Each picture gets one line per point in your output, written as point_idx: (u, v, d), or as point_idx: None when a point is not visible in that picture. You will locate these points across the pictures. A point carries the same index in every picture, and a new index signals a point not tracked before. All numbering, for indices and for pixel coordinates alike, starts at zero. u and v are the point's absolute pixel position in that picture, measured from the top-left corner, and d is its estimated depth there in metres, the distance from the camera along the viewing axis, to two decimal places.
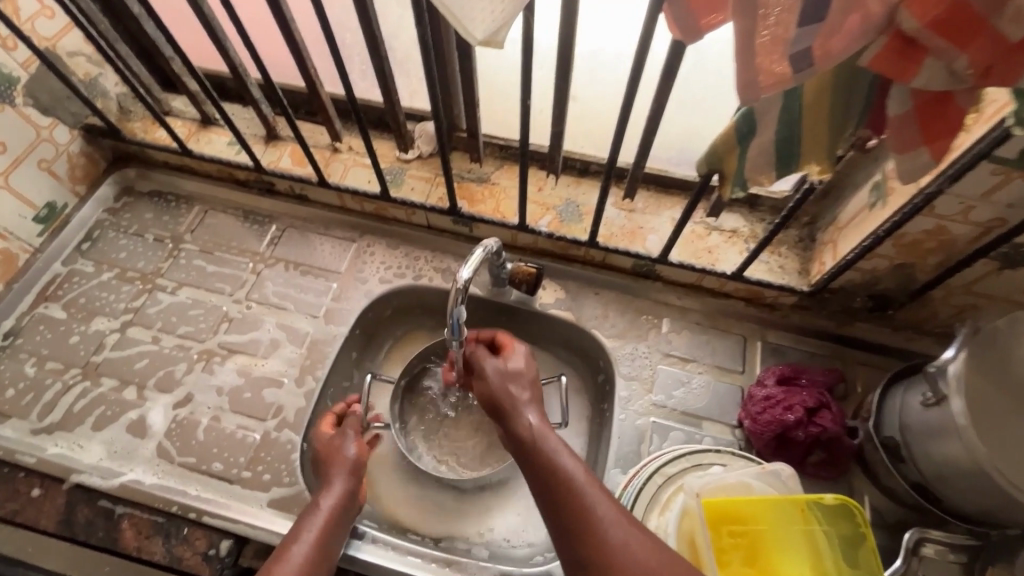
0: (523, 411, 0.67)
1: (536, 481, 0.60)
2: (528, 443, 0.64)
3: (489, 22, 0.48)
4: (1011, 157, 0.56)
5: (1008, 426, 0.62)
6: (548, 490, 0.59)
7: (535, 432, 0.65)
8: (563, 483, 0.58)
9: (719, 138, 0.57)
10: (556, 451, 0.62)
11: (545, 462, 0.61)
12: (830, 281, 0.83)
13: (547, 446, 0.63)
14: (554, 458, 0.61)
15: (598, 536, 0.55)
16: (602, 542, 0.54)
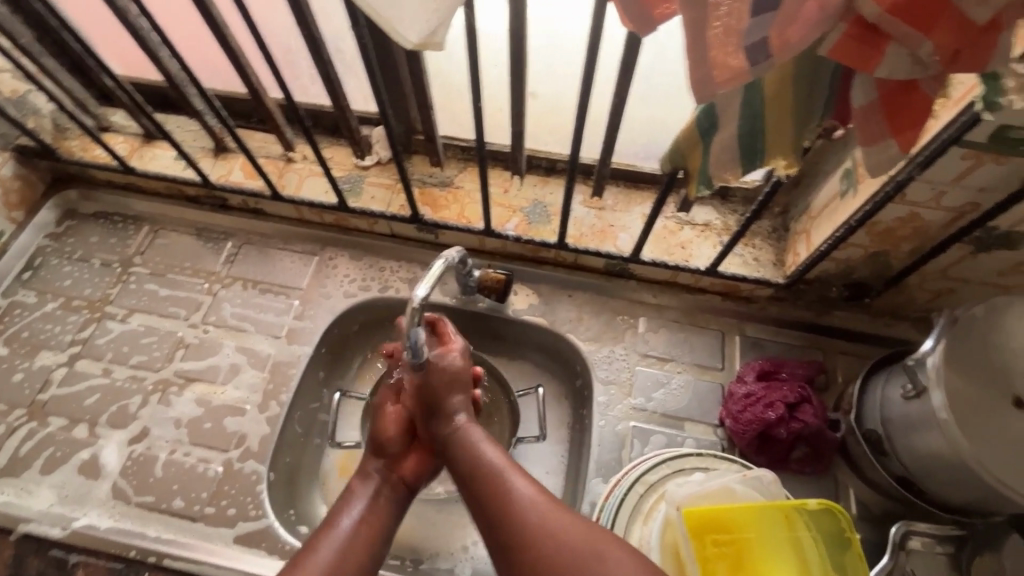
0: (451, 409, 0.67)
1: (461, 478, 0.62)
2: (455, 443, 0.65)
3: (422, 22, 0.44)
4: (981, 141, 0.54)
5: (989, 417, 0.61)
6: (471, 485, 0.61)
7: (459, 429, 0.66)
8: (484, 475, 0.60)
9: (682, 134, 0.54)
10: (478, 446, 0.63)
11: (469, 457, 0.63)
12: (805, 272, 0.81)
13: (470, 442, 0.64)
14: (476, 453, 0.63)
15: (518, 519, 0.55)
16: (523, 525, 0.55)
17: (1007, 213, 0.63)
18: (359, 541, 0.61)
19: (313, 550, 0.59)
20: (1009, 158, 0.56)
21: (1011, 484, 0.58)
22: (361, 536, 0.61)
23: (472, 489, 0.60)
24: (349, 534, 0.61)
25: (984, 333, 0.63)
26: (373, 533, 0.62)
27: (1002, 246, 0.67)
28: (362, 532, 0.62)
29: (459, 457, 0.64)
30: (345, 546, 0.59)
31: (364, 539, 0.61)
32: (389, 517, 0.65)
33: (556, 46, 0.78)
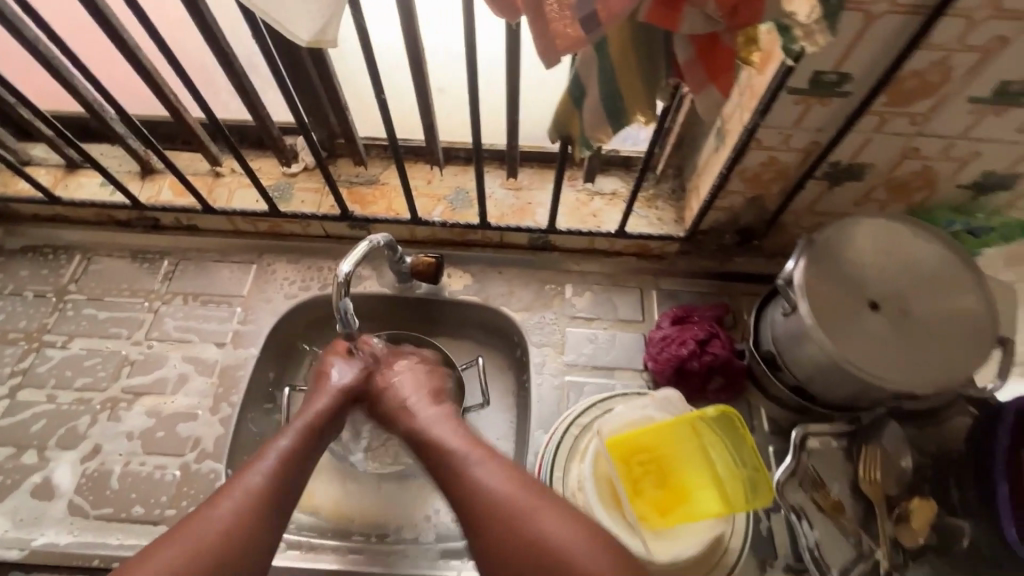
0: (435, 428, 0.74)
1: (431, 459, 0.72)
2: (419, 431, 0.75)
3: (313, 22, 0.50)
4: (803, 86, 0.65)
5: (849, 319, 0.71)
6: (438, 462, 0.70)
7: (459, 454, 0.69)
8: (448, 458, 0.69)
9: (560, 105, 0.62)
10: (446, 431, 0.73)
11: (432, 444, 0.72)
12: (700, 223, 0.91)
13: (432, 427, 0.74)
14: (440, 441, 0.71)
15: (475, 491, 0.65)
16: (478, 493, 0.64)
17: (844, 147, 0.74)
18: (286, 462, 0.68)
19: (247, 472, 0.65)
20: (830, 99, 0.67)
21: (873, 372, 0.68)
22: (289, 464, 0.68)
23: (441, 471, 0.70)
24: (282, 457, 0.68)
25: (836, 250, 0.74)
26: (302, 463, 0.70)
27: (848, 177, 0.79)
28: (293, 456, 0.69)
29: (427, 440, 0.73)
30: (277, 469, 0.67)
31: (291, 471, 0.68)
32: (309, 451, 0.72)
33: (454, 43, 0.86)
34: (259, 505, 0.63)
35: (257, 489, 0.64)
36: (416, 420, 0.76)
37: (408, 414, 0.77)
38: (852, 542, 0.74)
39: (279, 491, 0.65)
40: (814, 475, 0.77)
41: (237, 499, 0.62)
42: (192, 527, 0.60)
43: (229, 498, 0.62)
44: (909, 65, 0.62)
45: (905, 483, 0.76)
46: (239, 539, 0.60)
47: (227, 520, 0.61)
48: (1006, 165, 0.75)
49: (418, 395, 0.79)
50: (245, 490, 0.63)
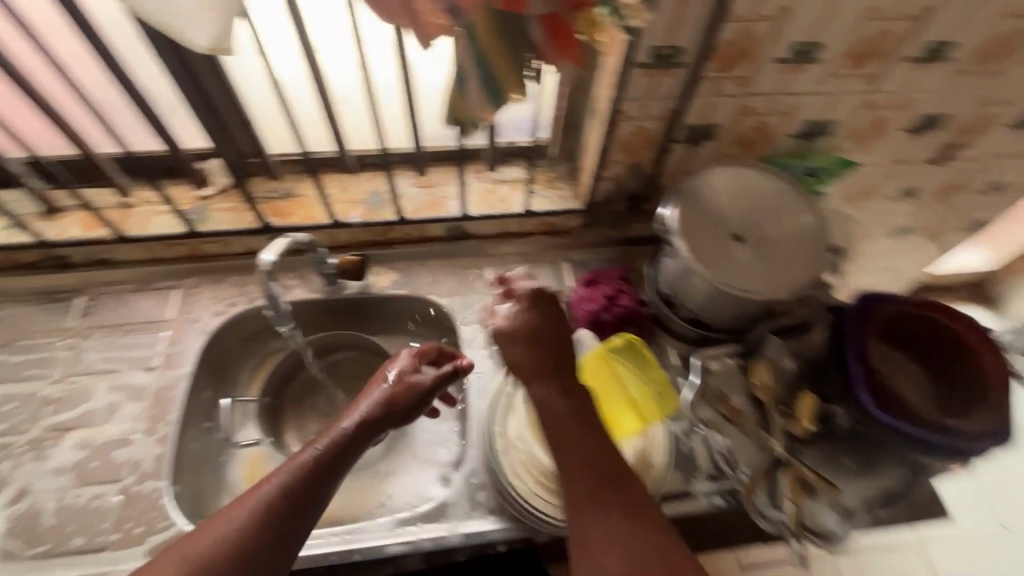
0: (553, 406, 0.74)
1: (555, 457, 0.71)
2: (547, 422, 0.74)
3: (213, 31, 0.57)
4: (646, 59, 0.79)
5: (720, 249, 0.85)
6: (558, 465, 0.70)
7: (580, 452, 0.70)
8: (570, 473, 0.69)
9: (449, 94, 0.72)
10: (580, 436, 0.72)
11: (557, 437, 0.72)
12: (593, 194, 1.03)
13: (560, 427, 0.73)
14: (559, 433, 0.72)
15: (589, 521, 0.65)
16: (588, 526, 0.65)
17: (693, 111, 0.89)
18: (311, 471, 0.65)
19: (269, 479, 0.63)
20: (671, 71, 0.82)
21: (744, 287, 0.81)
22: (317, 472, 0.65)
23: (561, 472, 0.70)
24: (306, 468, 0.65)
25: (700, 194, 0.88)
26: (327, 475, 0.66)
27: (704, 137, 0.94)
28: (318, 468, 0.65)
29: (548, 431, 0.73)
30: (302, 478, 0.64)
31: (314, 478, 0.65)
32: (341, 462, 0.67)
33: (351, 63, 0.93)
34: (278, 514, 0.61)
35: (278, 497, 0.62)
36: (546, 401, 0.74)
37: (547, 397, 0.75)
38: (756, 442, 0.84)
39: (301, 501, 0.63)
40: (719, 392, 0.88)
41: (257, 505, 0.61)
42: (207, 533, 0.59)
43: (246, 503, 0.61)
44: (723, 35, 0.77)
45: (788, 381, 0.89)
46: (256, 549, 0.58)
47: (243, 523, 0.59)
48: (819, 113, 0.93)
49: (519, 344, 0.79)
50: (265, 496, 0.62)
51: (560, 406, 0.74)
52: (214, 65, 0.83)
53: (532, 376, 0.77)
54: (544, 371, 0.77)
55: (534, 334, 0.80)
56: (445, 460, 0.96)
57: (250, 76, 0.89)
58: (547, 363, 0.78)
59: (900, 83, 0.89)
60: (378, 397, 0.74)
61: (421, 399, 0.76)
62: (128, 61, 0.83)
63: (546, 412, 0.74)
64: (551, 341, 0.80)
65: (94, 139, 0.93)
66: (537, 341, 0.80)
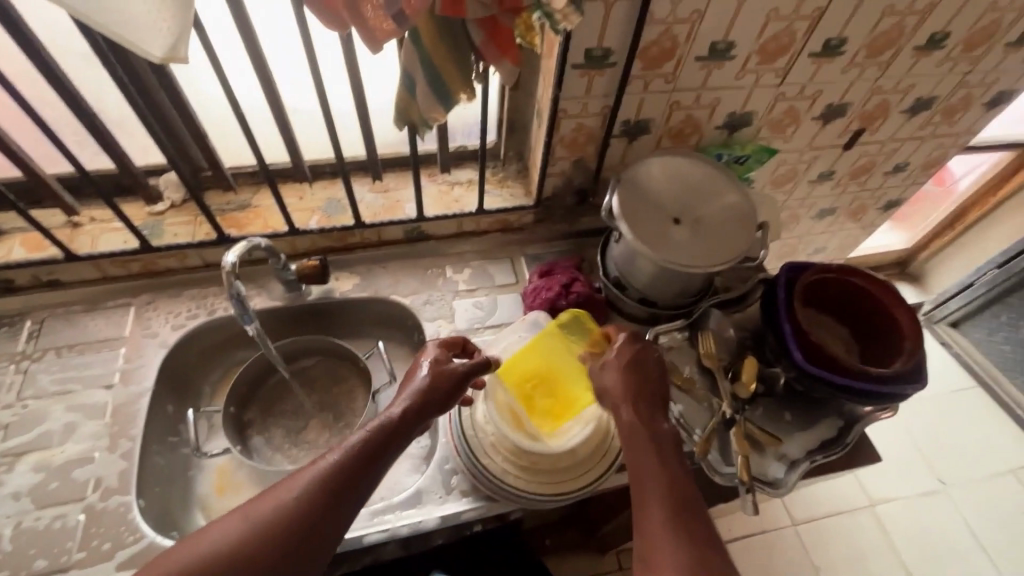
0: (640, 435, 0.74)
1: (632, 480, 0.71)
2: (631, 445, 0.74)
3: (164, 40, 0.58)
4: (581, 60, 0.86)
5: (660, 231, 0.92)
6: (636, 487, 0.70)
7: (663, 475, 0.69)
8: (646, 496, 0.68)
9: (399, 96, 0.76)
10: (653, 463, 0.71)
11: (639, 463, 0.72)
12: (543, 190, 1.09)
13: (643, 452, 0.72)
14: (642, 457, 0.72)
15: (651, 539, 0.64)
16: (653, 546, 0.63)
17: (628, 107, 0.97)
18: (357, 456, 0.66)
19: (319, 462, 0.65)
20: (604, 70, 0.89)
21: (684, 263, 0.88)
22: (363, 455, 0.66)
23: (634, 485, 0.71)
24: (355, 451, 0.66)
25: (638, 182, 0.95)
26: (373, 459, 0.67)
27: (640, 131, 1.02)
28: (364, 452, 0.67)
29: (631, 454, 0.73)
30: (349, 461, 0.65)
31: (361, 461, 0.66)
32: (389, 444, 0.69)
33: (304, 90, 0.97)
34: (325, 494, 0.63)
35: (326, 479, 0.64)
36: (631, 426, 0.75)
37: (635, 423, 0.75)
38: (706, 405, 0.93)
39: (347, 481, 0.64)
40: (671, 363, 0.96)
41: (302, 486, 0.63)
42: (271, 499, 0.62)
43: (293, 484, 0.63)
44: (647, 36, 0.85)
45: (732, 348, 0.98)
46: (305, 525, 0.61)
47: (296, 499, 0.62)
48: (739, 106, 1.03)
49: (630, 377, 0.79)
50: (311, 478, 0.64)
51: (645, 432, 0.74)
52: (164, 79, 0.85)
53: (614, 401, 0.78)
54: (635, 402, 0.77)
55: (629, 366, 0.80)
56: (417, 452, 0.99)
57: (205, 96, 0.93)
58: (633, 391, 0.78)
59: (805, 76, 1.00)
60: (424, 383, 0.75)
61: (460, 384, 0.78)
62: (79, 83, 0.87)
63: (631, 440, 0.74)
64: (645, 377, 0.80)
65: (42, 157, 0.94)
66: (639, 372, 0.80)
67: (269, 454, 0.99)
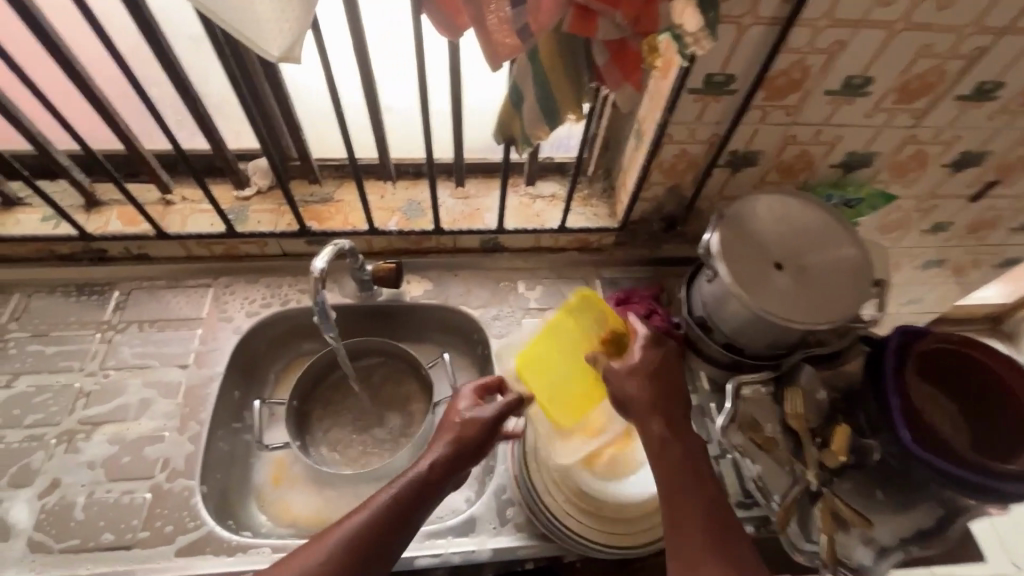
0: (668, 446, 0.70)
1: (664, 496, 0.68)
2: (663, 462, 0.69)
3: (281, 39, 0.56)
4: (699, 85, 0.79)
5: (762, 277, 0.85)
6: (669, 505, 0.67)
7: (694, 493, 0.67)
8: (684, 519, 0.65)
9: (503, 111, 0.72)
10: (688, 484, 0.67)
11: (673, 481, 0.68)
12: (630, 214, 1.03)
13: (676, 466, 0.69)
14: (675, 473, 0.68)
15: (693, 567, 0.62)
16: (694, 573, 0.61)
17: (739, 137, 0.89)
18: (388, 514, 0.65)
19: (352, 517, 0.64)
20: (721, 97, 0.82)
21: (787, 316, 0.81)
22: (399, 513, 0.65)
23: (665, 506, 0.67)
24: (385, 509, 0.65)
25: (743, 221, 0.88)
26: (405, 517, 0.65)
27: (746, 163, 0.94)
28: (394, 512, 0.65)
29: (660, 469, 0.69)
30: (383, 517, 0.64)
31: (391, 521, 0.65)
32: (422, 501, 0.67)
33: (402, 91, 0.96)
34: (359, 552, 0.62)
35: (360, 535, 0.63)
36: (661, 441, 0.70)
37: (664, 435, 0.71)
38: (787, 469, 0.86)
39: (382, 540, 0.63)
40: (752, 418, 0.88)
41: (337, 543, 0.62)
42: (302, 556, 0.62)
43: (329, 539, 0.62)
44: (777, 65, 0.78)
45: (824, 412, 0.89)
46: None
47: (322, 562, 0.60)
48: (862, 145, 0.93)
49: (653, 383, 0.74)
50: (346, 535, 0.62)
51: (674, 445, 0.70)
52: (269, 70, 0.84)
53: (639, 410, 0.72)
54: (664, 415, 0.72)
55: (655, 375, 0.74)
56: (470, 469, 0.95)
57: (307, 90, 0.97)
58: (662, 403, 0.73)
59: (945, 120, 0.90)
60: (451, 436, 0.72)
61: (489, 435, 0.74)
62: (192, 71, 0.91)
63: (663, 456, 0.69)
64: (672, 388, 0.74)
65: (144, 134, 0.97)
66: (662, 376, 0.75)
67: (324, 451, 0.99)
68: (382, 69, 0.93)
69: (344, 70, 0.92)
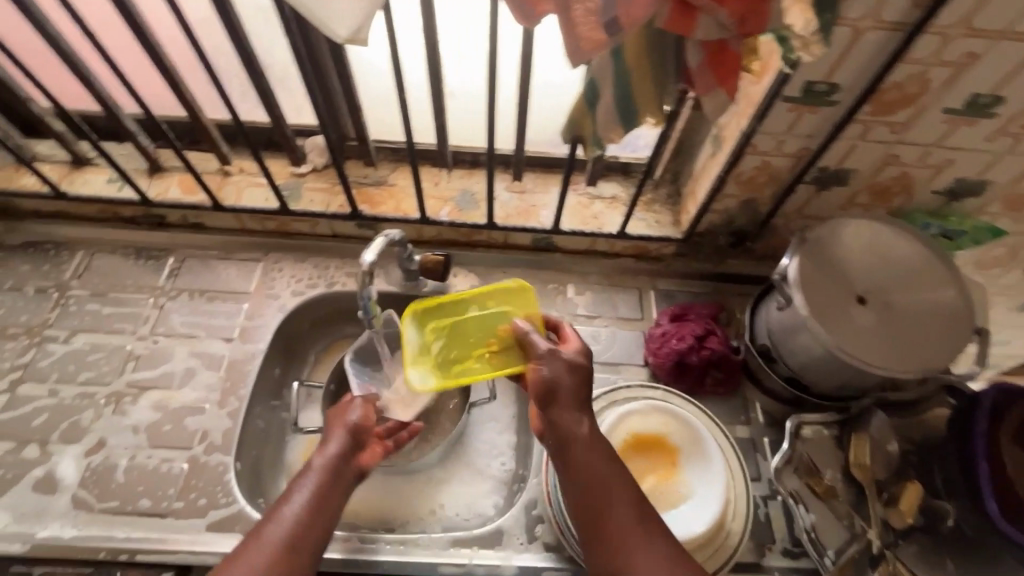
0: (592, 438, 0.68)
1: (581, 496, 0.66)
2: (585, 457, 0.67)
3: (350, 20, 0.53)
4: (796, 94, 0.72)
5: (841, 312, 0.77)
6: (591, 503, 0.65)
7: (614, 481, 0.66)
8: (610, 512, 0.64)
9: (574, 107, 0.65)
10: (610, 475, 0.66)
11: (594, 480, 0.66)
12: (696, 225, 0.96)
13: (598, 459, 0.67)
14: (597, 465, 0.67)
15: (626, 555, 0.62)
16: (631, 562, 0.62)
17: (832, 153, 0.80)
18: (310, 510, 0.65)
19: (269, 529, 0.63)
20: (819, 108, 0.74)
21: (866, 360, 0.73)
22: (323, 507, 0.66)
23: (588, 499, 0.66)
24: (304, 507, 0.65)
25: (827, 247, 0.80)
26: (321, 511, 0.65)
27: (835, 182, 0.85)
28: (312, 507, 0.65)
29: (581, 468, 0.66)
30: (308, 515, 0.65)
31: (315, 515, 0.65)
32: (339, 491, 0.68)
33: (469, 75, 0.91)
34: (295, 551, 0.62)
35: (287, 537, 0.62)
36: (584, 435, 0.68)
37: (586, 430, 0.68)
38: (845, 524, 0.78)
39: (311, 534, 0.64)
40: (809, 462, 0.81)
41: (268, 550, 0.61)
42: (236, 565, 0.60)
43: (256, 553, 0.60)
44: (892, 77, 0.69)
45: (893, 467, 0.81)
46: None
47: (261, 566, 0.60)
48: (974, 172, 0.82)
49: (578, 382, 0.70)
50: (273, 542, 0.61)
51: (595, 438, 0.68)
52: (334, 47, 0.81)
53: (562, 402, 0.69)
54: (584, 404, 0.70)
55: (578, 366, 0.71)
56: (500, 475, 0.93)
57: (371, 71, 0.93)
58: (582, 395, 0.70)
59: None
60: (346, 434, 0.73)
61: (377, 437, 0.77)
62: (258, 44, 0.88)
63: (586, 450, 0.67)
64: (588, 379, 0.72)
65: (207, 103, 0.96)
66: (585, 376, 0.71)
67: None
68: (450, 53, 0.88)
69: (410, 53, 0.88)
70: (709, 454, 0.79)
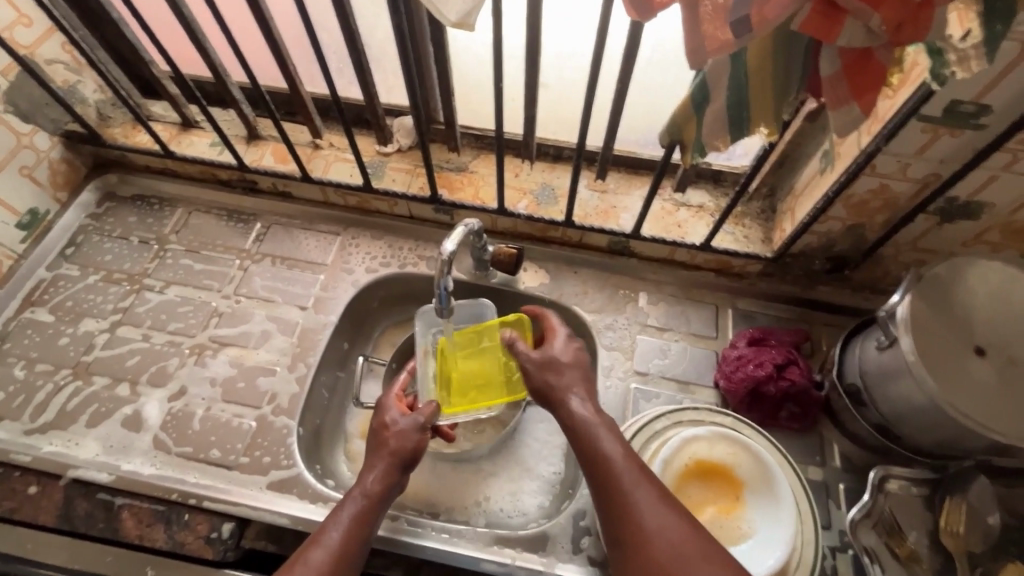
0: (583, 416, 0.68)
1: (589, 475, 0.64)
2: (581, 433, 0.67)
3: (461, 2, 0.49)
4: (936, 114, 0.64)
5: (953, 361, 0.69)
6: (595, 480, 0.63)
7: (611, 455, 0.64)
8: (614, 480, 0.62)
9: (678, 109, 0.60)
10: (608, 447, 0.64)
11: (593, 455, 0.64)
12: (790, 246, 0.88)
13: (594, 432, 0.66)
14: (593, 442, 0.65)
15: (639, 524, 0.59)
16: (639, 530, 0.58)
17: (965, 183, 0.71)
18: (353, 534, 0.65)
19: (307, 556, 0.61)
20: (961, 131, 0.65)
21: (979, 421, 0.65)
22: (358, 525, 0.65)
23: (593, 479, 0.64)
24: (349, 526, 0.65)
25: (945, 288, 0.72)
26: (362, 531, 0.65)
27: (963, 215, 0.76)
28: (355, 527, 0.65)
29: (580, 449, 0.66)
30: (348, 536, 0.64)
31: (354, 537, 0.64)
32: (376, 519, 0.68)
33: (567, 66, 0.88)
34: (337, 569, 0.61)
35: (326, 568, 0.60)
36: (575, 418, 0.69)
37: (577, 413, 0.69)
38: None
39: (349, 561, 0.63)
40: (891, 519, 0.75)
41: None
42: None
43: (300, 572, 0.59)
44: None
45: (989, 540, 0.74)
46: None
47: None
48: None
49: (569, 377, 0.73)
50: (313, 564, 0.60)
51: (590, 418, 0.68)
52: (436, 30, 0.81)
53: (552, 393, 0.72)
54: (576, 386, 0.72)
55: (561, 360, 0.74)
56: (548, 477, 0.91)
57: (469, 57, 0.92)
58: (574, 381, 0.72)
59: None
60: (386, 445, 0.72)
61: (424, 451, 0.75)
62: (363, 22, 0.89)
63: (578, 426, 0.67)
64: (577, 369, 0.74)
65: (306, 76, 0.99)
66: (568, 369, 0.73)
67: None
68: (550, 38, 0.85)
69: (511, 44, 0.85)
70: (779, 493, 0.73)
